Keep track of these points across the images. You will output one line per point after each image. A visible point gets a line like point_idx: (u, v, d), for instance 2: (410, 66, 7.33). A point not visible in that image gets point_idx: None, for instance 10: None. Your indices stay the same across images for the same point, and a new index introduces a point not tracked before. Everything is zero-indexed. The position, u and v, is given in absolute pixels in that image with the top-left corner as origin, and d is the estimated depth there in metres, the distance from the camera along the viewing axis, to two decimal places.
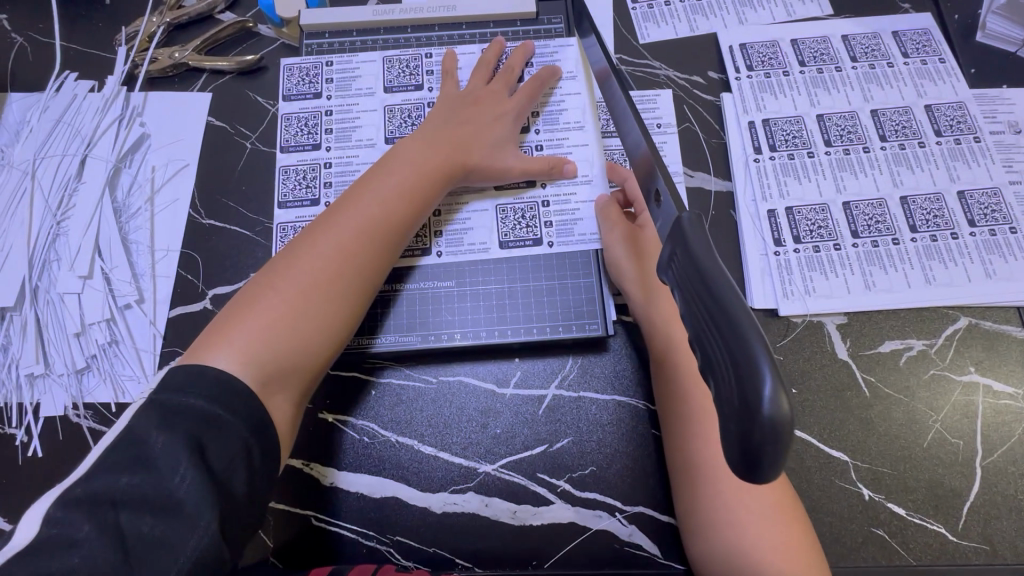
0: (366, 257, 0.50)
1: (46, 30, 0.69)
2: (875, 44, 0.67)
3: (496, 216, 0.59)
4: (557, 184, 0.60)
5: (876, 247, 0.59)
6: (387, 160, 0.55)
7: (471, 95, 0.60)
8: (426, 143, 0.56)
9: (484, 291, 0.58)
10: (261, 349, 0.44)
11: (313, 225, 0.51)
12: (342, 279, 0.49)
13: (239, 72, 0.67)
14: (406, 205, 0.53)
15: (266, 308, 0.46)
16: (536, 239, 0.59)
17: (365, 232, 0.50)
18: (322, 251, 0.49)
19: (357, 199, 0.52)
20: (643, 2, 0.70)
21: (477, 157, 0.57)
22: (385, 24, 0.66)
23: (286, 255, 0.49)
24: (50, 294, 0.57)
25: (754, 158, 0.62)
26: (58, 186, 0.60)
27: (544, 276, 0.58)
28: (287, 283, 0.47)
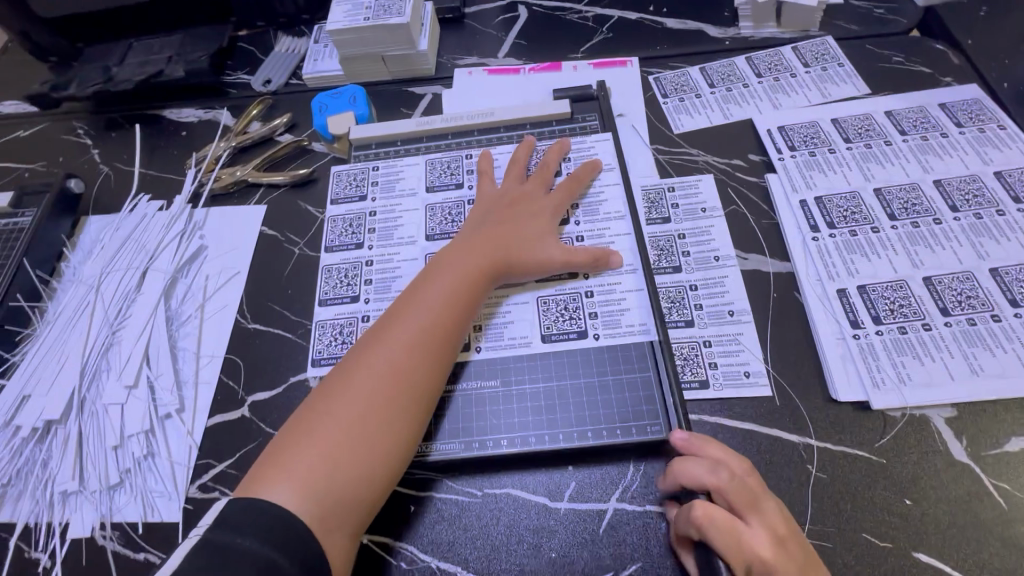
0: (421, 368, 0.48)
1: (129, 160, 0.78)
2: (923, 117, 0.65)
3: (536, 307, 0.57)
4: (601, 274, 0.58)
5: (973, 325, 0.52)
6: (435, 266, 0.55)
7: (507, 194, 0.61)
8: (478, 242, 0.56)
9: (531, 392, 0.53)
10: (319, 480, 0.42)
11: (366, 339, 0.50)
12: (402, 396, 0.47)
13: (292, 184, 0.72)
14: (457, 310, 0.51)
15: (330, 428, 0.44)
16: (580, 331, 0.55)
17: (418, 343, 0.49)
18: (376, 366, 0.47)
19: (408, 308, 0.51)
20: (673, 96, 0.72)
21: (522, 254, 0.56)
22: (427, 133, 0.70)
23: (341, 371, 0.48)
24: (95, 405, 0.57)
25: (812, 237, 0.59)
26: (118, 297, 0.63)
27: (594, 371, 0.53)
28: (343, 404, 0.45)
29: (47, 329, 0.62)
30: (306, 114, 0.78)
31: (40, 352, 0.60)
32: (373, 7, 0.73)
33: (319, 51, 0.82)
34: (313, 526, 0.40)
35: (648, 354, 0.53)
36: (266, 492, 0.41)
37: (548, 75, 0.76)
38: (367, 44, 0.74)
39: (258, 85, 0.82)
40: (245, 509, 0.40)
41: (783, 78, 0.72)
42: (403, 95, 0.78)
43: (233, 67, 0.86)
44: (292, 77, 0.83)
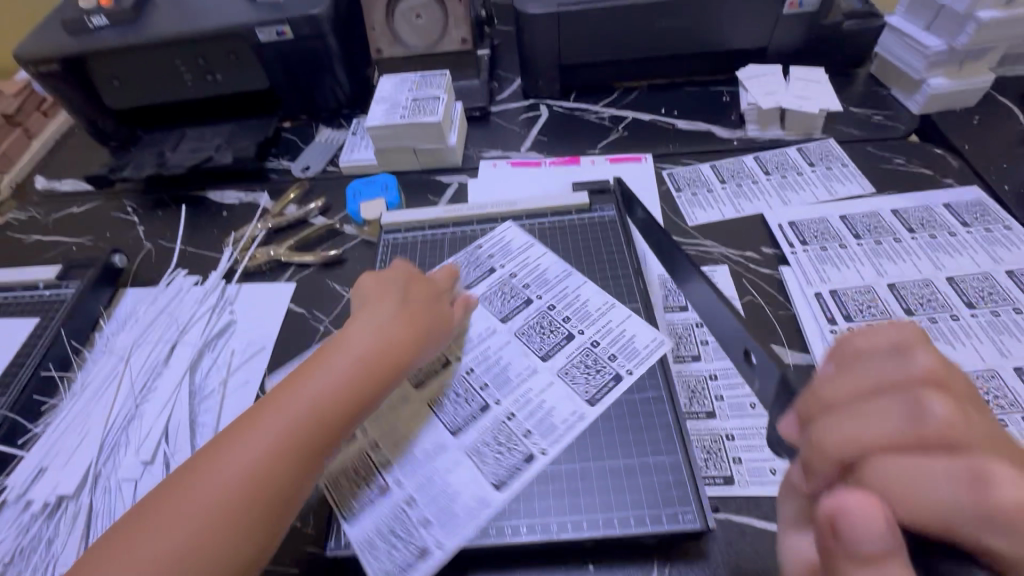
0: (298, 457, 0.42)
1: (171, 237, 0.82)
2: (929, 216, 0.68)
3: (555, 385, 0.57)
4: (604, 323, 0.61)
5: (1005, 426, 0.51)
6: (333, 339, 0.49)
7: (422, 274, 0.58)
8: (400, 296, 0.54)
9: (553, 473, 0.51)
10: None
11: (238, 419, 0.43)
12: (286, 459, 0.41)
13: (322, 264, 0.75)
14: (354, 390, 0.45)
15: (196, 493, 0.39)
16: (613, 375, 0.56)
17: (300, 427, 0.42)
18: (247, 454, 0.40)
19: (296, 383, 0.45)
20: (686, 191, 0.77)
21: (430, 335, 0.52)
22: (452, 219, 0.74)
23: (229, 429, 0.43)
24: (109, 480, 0.56)
25: (830, 329, 0.59)
26: (146, 370, 0.64)
27: (619, 454, 0.51)
28: (193, 503, 0.38)
29: (73, 400, 0.63)
30: (340, 198, 0.84)
31: (63, 423, 0.61)
32: (409, 106, 0.80)
33: (356, 142, 0.89)
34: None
35: (674, 438, 0.51)
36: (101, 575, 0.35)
37: (567, 168, 0.81)
38: (401, 138, 0.81)
39: (297, 171, 0.88)
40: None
41: (791, 176, 0.76)
42: (431, 183, 0.83)
43: (276, 155, 0.93)
44: (329, 165, 0.89)
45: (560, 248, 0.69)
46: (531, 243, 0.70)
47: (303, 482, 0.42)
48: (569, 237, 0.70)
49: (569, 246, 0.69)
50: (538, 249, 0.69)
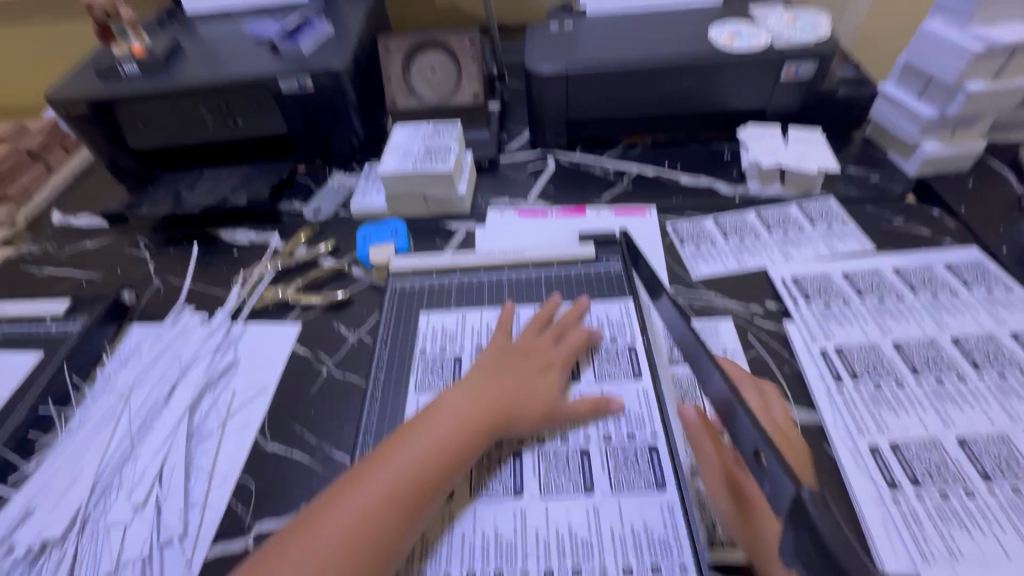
0: (386, 528, 0.46)
1: (180, 274, 0.83)
2: (930, 275, 0.69)
3: (551, 452, 0.57)
4: (616, 336, 0.65)
5: (1018, 495, 0.50)
6: (428, 415, 0.54)
7: (519, 345, 0.62)
8: (485, 370, 0.59)
9: (553, 535, 0.51)
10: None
11: (343, 482, 0.49)
12: (376, 532, 0.45)
13: (329, 305, 0.76)
14: (438, 467, 0.50)
15: (296, 559, 0.43)
16: (636, 371, 0.62)
17: (391, 499, 0.47)
18: (342, 521, 0.45)
19: (393, 456, 0.50)
20: (690, 244, 0.78)
21: (514, 410, 0.56)
22: (460, 266, 0.75)
23: (327, 498, 0.47)
24: (97, 525, 0.55)
25: (836, 387, 0.59)
26: (145, 409, 0.64)
27: (617, 524, 0.51)
28: (298, 557, 0.43)
29: (69, 438, 0.62)
30: (349, 241, 0.85)
31: (56, 463, 0.60)
32: (421, 156, 0.83)
33: (368, 187, 0.92)
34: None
35: (675, 506, 0.51)
36: None
37: (573, 218, 0.83)
38: (413, 185, 0.83)
39: (309, 214, 0.90)
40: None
41: (793, 232, 0.77)
42: (440, 229, 0.85)
43: (289, 196, 0.95)
44: (341, 208, 0.92)
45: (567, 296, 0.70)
46: (538, 291, 0.71)
47: (388, 555, 0.45)
48: (574, 286, 0.71)
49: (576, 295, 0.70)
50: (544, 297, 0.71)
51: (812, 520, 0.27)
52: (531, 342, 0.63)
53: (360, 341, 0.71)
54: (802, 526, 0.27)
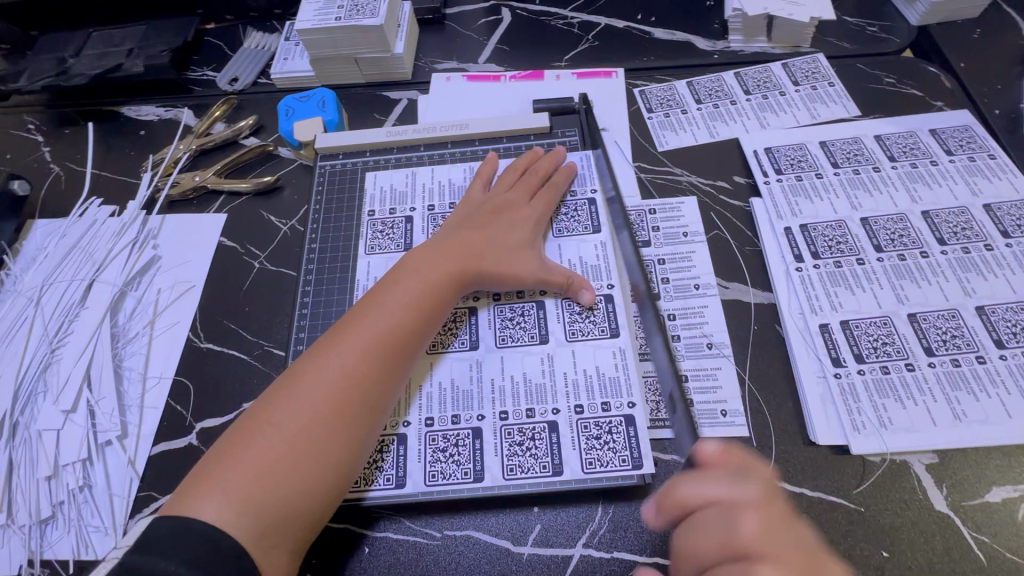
0: (373, 379, 0.45)
1: (82, 160, 0.73)
2: (913, 143, 0.63)
3: (506, 309, 0.54)
4: (573, 190, 0.61)
5: (957, 367, 0.50)
6: (401, 272, 0.51)
7: (491, 199, 0.58)
8: (461, 224, 0.56)
9: (503, 384, 0.51)
10: (253, 500, 0.39)
11: (314, 345, 0.47)
12: (358, 392, 0.44)
13: (256, 192, 0.68)
14: (419, 322, 0.49)
15: (275, 430, 0.42)
16: (593, 226, 0.58)
17: (372, 352, 0.46)
18: (327, 376, 0.44)
19: (368, 312, 0.48)
20: (659, 112, 0.69)
21: (483, 263, 0.53)
22: (398, 144, 0.66)
23: (301, 365, 0.45)
24: (29, 431, 0.53)
25: (795, 267, 0.56)
26: (60, 312, 0.58)
27: (570, 370, 0.51)
28: (293, 406, 0.43)
29: None
30: (273, 117, 0.74)
31: None
32: (345, 6, 0.69)
33: (289, 49, 0.78)
34: (253, 546, 0.38)
35: (626, 351, 0.51)
36: (187, 509, 0.39)
37: (528, 84, 0.73)
38: (339, 45, 0.70)
39: (223, 84, 0.77)
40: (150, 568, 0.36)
41: (773, 96, 0.69)
42: (377, 100, 0.74)
43: (198, 63, 0.81)
44: (261, 77, 0.78)
45: None
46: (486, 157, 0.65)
47: (375, 414, 0.45)
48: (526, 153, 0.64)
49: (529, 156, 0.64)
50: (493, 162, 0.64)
51: None
52: (505, 190, 0.58)
53: (292, 231, 0.64)
54: None
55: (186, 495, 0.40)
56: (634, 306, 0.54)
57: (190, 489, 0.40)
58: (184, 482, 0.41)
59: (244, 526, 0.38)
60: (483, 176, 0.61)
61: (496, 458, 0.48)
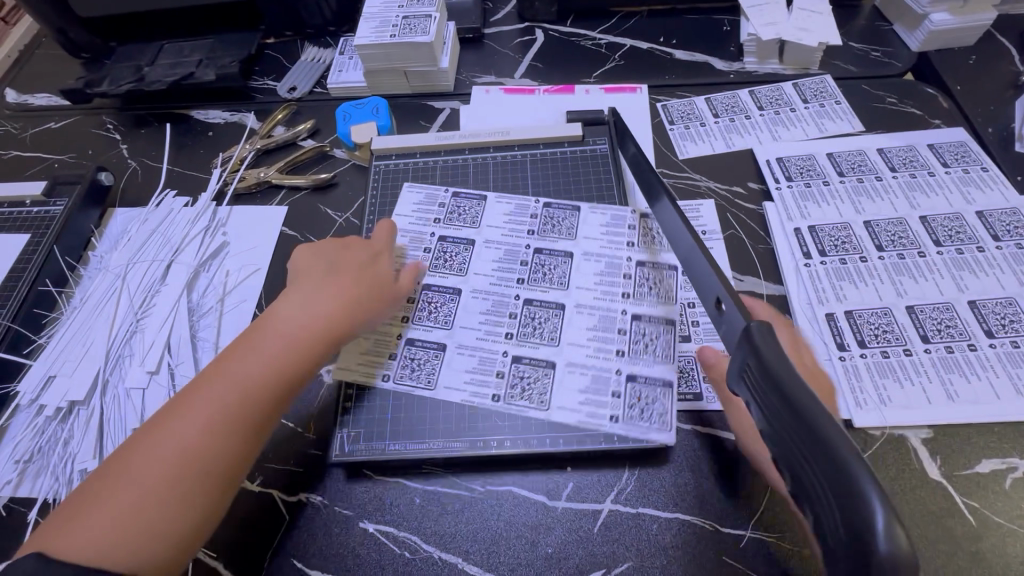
0: (234, 439, 0.47)
1: (156, 156, 0.81)
2: (913, 156, 0.70)
3: (535, 298, 0.61)
4: (599, 195, 0.68)
5: (950, 353, 0.55)
6: (279, 318, 0.54)
7: (347, 252, 0.60)
8: (326, 269, 0.58)
9: (546, 355, 0.57)
10: (110, 545, 0.41)
11: (219, 388, 0.48)
12: (217, 446, 0.46)
13: (314, 187, 0.75)
14: (290, 373, 0.51)
15: (130, 478, 0.44)
16: (620, 224, 0.65)
17: (231, 410, 0.47)
18: (185, 427, 0.46)
19: (242, 359, 0.50)
20: (679, 124, 0.77)
21: (352, 316, 0.55)
22: (444, 147, 0.73)
23: (163, 414, 0.48)
24: (117, 389, 0.59)
25: (804, 263, 0.62)
26: (143, 288, 0.65)
27: (585, 333, 0.58)
28: (152, 455, 0.45)
29: (73, 314, 0.65)
30: (329, 122, 0.82)
31: (66, 335, 0.63)
32: (399, 25, 0.77)
33: (344, 62, 0.86)
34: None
35: (651, 333, 0.57)
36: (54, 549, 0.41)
37: (561, 97, 0.80)
38: (392, 59, 0.78)
39: (283, 92, 0.86)
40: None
41: (784, 112, 0.76)
42: (423, 109, 0.82)
43: (260, 73, 0.89)
44: (317, 86, 0.87)
45: (556, 169, 0.70)
46: (524, 161, 0.71)
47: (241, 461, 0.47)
48: (561, 157, 0.71)
49: (563, 160, 0.71)
50: (533, 166, 0.71)
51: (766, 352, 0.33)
52: (362, 245, 0.62)
53: (348, 223, 0.71)
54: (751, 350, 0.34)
55: (52, 529, 0.42)
56: (660, 284, 0.61)
57: (56, 523, 0.43)
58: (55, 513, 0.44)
59: (131, 565, 0.41)
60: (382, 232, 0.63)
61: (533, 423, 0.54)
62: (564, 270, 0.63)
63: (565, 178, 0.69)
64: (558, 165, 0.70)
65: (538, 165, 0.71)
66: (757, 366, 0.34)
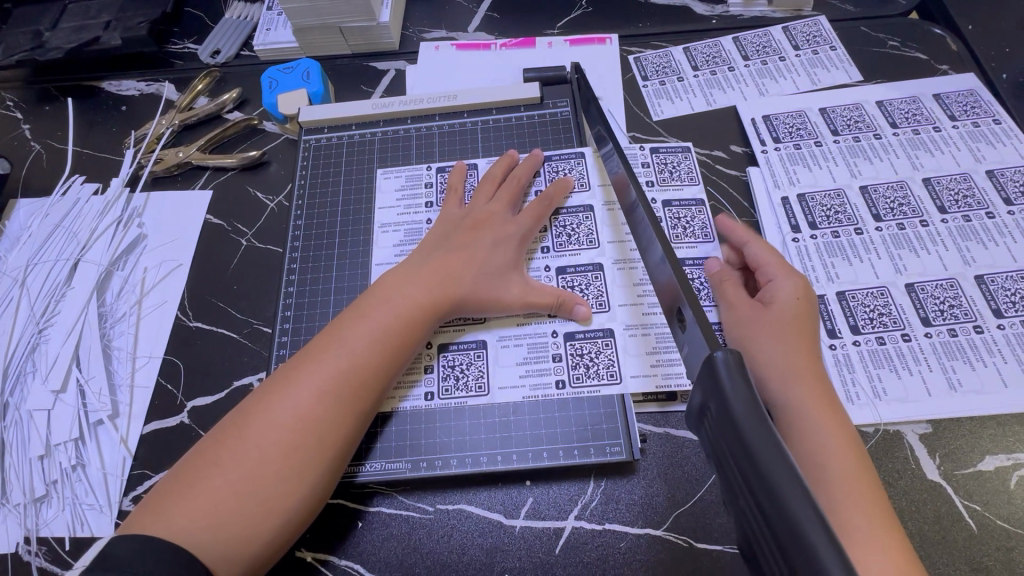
0: (339, 421, 0.43)
1: (62, 137, 0.71)
2: (917, 108, 0.61)
3: (566, 266, 0.53)
4: (557, 159, 0.59)
5: (954, 337, 0.49)
6: (387, 283, 0.48)
7: (471, 217, 0.53)
8: (450, 235, 0.52)
9: (502, 357, 0.50)
10: (217, 526, 0.38)
11: (304, 360, 0.44)
12: (330, 421, 0.42)
13: (242, 167, 0.66)
14: (400, 342, 0.46)
15: (232, 455, 0.40)
16: (581, 196, 0.56)
17: (333, 393, 0.43)
18: (293, 402, 0.42)
19: (344, 330, 0.45)
20: (654, 79, 0.67)
21: (471, 287, 0.49)
22: (385, 116, 0.64)
23: (272, 387, 0.43)
24: (20, 411, 0.52)
25: (792, 237, 0.55)
26: (45, 292, 0.58)
27: (546, 325, 0.51)
28: (262, 432, 0.41)
29: None
30: (257, 90, 0.72)
31: None
32: None
33: (272, 19, 0.75)
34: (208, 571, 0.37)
35: (619, 326, 0.50)
36: (146, 530, 0.38)
37: (520, 52, 0.71)
38: (322, 13, 0.67)
39: (205, 57, 0.75)
40: (136, 555, 0.35)
41: (773, 62, 0.67)
42: (364, 71, 0.72)
43: (178, 35, 0.78)
44: (244, 49, 0.76)
45: (512, 138, 0.61)
46: (476, 129, 0.62)
47: (351, 434, 0.43)
48: (519, 123, 0.62)
49: (521, 126, 0.62)
50: (488, 134, 0.62)
51: (727, 389, 0.27)
52: (488, 204, 0.54)
53: (280, 207, 0.63)
54: (712, 389, 0.28)
55: (151, 509, 0.39)
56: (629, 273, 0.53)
57: (152, 504, 0.39)
58: (150, 496, 0.41)
59: (219, 552, 0.38)
60: (453, 190, 0.56)
61: (486, 437, 0.48)
62: (588, 228, 0.55)
63: (521, 147, 0.61)
64: (515, 132, 0.62)
65: (492, 133, 0.62)
66: (717, 409, 0.28)
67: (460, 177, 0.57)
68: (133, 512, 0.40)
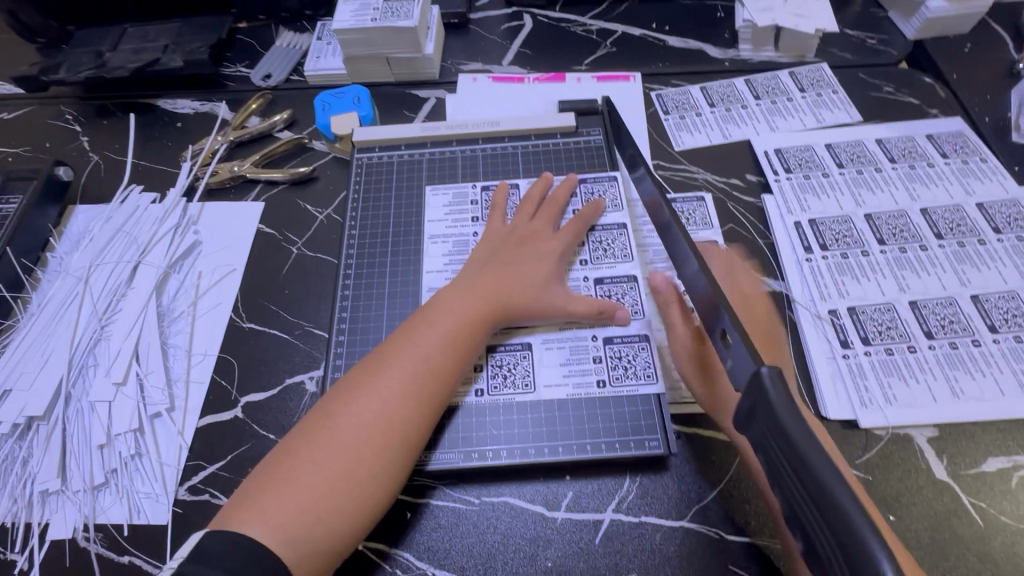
0: (406, 422, 0.46)
1: (120, 149, 0.76)
2: (912, 146, 0.68)
3: (603, 277, 0.58)
4: (592, 180, 0.65)
5: (955, 349, 0.54)
6: (448, 294, 0.53)
7: (516, 234, 0.58)
8: (499, 251, 0.57)
9: (546, 358, 0.54)
10: (305, 512, 0.41)
11: (377, 362, 0.48)
12: (404, 417, 0.46)
13: (291, 182, 0.71)
14: (464, 346, 0.50)
15: (317, 449, 0.43)
16: (615, 214, 0.62)
17: (406, 392, 0.46)
18: (370, 401, 0.45)
19: (412, 334, 0.49)
20: (674, 114, 0.74)
21: (519, 297, 0.53)
22: (433, 139, 0.69)
23: (350, 387, 0.47)
24: (81, 402, 0.55)
25: (805, 258, 0.61)
26: (107, 291, 0.61)
27: (585, 330, 0.55)
28: (344, 427, 0.44)
29: (31, 321, 0.60)
30: (307, 111, 0.78)
31: (24, 344, 0.58)
32: (380, 8, 0.73)
33: (322, 48, 0.82)
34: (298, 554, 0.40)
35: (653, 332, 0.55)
36: (239, 516, 0.41)
37: (552, 85, 0.77)
38: (372, 45, 0.74)
39: (257, 80, 0.80)
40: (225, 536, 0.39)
41: (781, 101, 0.74)
42: (407, 97, 0.78)
43: (231, 60, 0.84)
44: (293, 74, 0.82)
45: (550, 163, 0.67)
46: (514, 153, 0.68)
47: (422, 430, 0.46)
48: (554, 149, 0.68)
49: (557, 152, 0.67)
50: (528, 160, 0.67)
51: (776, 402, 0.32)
52: (530, 222, 0.59)
53: (329, 219, 0.68)
54: (761, 400, 0.33)
55: (242, 500, 0.42)
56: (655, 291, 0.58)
57: (242, 495, 0.42)
58: (239, 488, 0.43)
59: (309, 537, 0.41)
60: (497, 208, 0.61)
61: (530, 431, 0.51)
62: (623, 243, 0.60)
63: (556, 170, 0.66)
64: (550, 157, 0.67)
65: (530, 157, 0.67)
66: (766, 416, 0.32)
67: (504, 198, 0.62)
68: (225, 503, 0.43)
